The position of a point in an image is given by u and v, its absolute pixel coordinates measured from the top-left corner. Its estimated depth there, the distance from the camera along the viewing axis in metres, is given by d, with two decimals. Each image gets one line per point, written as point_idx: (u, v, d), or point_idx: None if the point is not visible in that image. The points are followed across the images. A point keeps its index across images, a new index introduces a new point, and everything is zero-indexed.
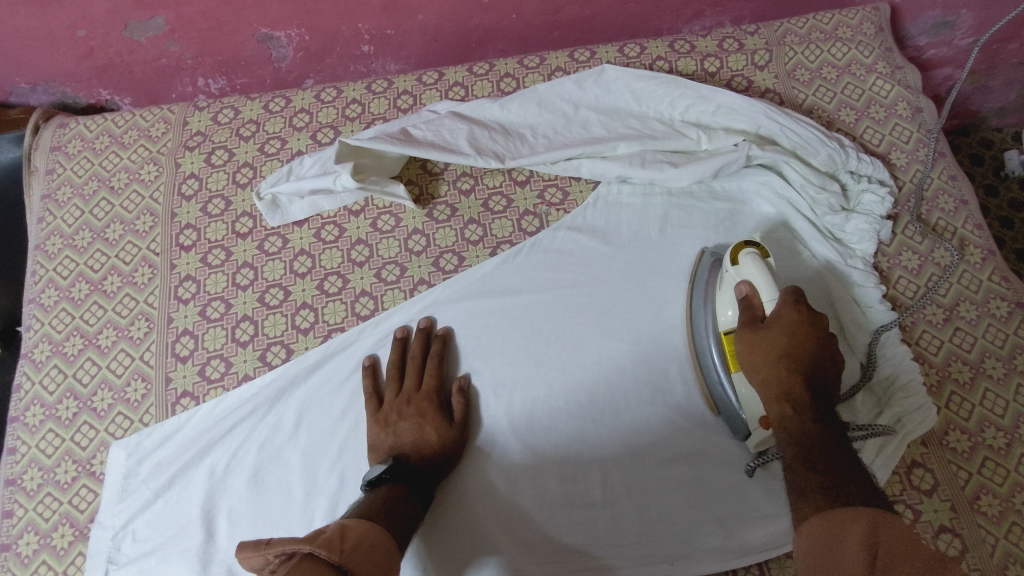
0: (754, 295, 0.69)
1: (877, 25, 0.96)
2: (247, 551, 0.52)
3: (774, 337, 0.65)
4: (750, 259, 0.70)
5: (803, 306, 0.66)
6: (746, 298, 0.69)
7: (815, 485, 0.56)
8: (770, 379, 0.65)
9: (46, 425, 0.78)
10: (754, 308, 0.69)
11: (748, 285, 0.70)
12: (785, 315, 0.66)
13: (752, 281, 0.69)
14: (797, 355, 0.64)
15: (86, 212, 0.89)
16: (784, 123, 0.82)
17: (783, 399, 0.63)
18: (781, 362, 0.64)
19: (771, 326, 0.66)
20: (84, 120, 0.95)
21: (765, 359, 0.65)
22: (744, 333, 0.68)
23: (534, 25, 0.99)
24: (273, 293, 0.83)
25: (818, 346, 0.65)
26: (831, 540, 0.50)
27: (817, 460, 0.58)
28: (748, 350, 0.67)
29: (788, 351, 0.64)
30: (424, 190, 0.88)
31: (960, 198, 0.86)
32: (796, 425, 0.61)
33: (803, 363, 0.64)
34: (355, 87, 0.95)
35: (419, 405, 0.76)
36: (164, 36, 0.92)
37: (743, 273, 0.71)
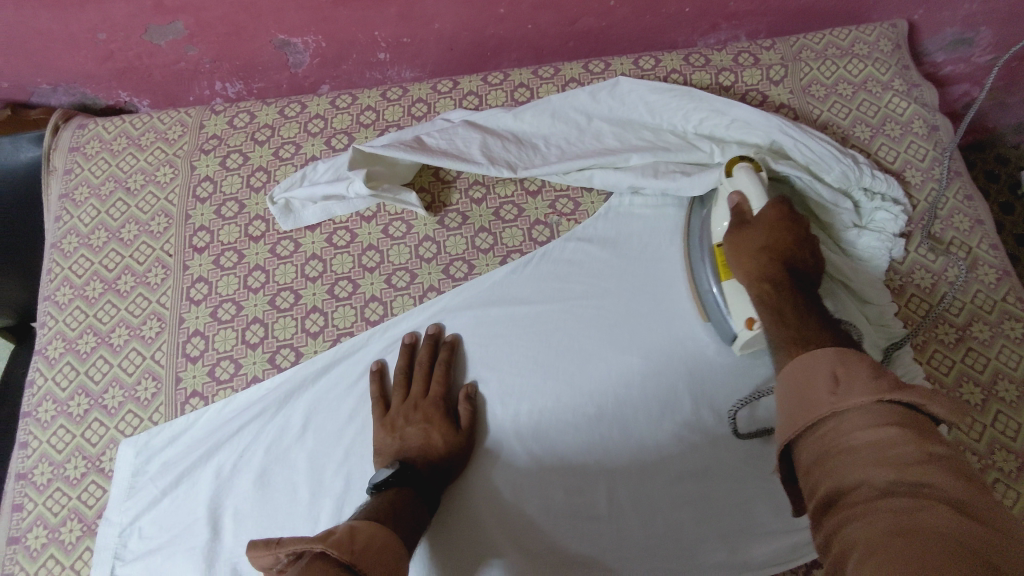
0: (745, 203, 0.71)
1: (893, 42, 0.96)
2: (258, 550, 0.56)
3: (758, 234, 0.68)
4: (743, 171, 0.73)
5: (786, 205, 0.68)
6: (736, 206, 0.72)
7: (792, 337, 0.58)
8: (753, 270, 0.67)
9: (57, 421, 0.79)
10: (745, 215, 0.71)
11: (740, 194, 0.72)
12: (767, 214, 0.68)
13: (743, 192, 0.72)
14: (779, 248, 0.67)
15: (102, 212, 0.90)
16: (797, 138, 0.82)
17: (764, 283, 0.65)
18: (762, 255, 0.67)
19: (755, 224, 0.69)
20: (103, 121, 0.97)
21: (749, 251, 0.68)
22: (732, 234, 0.70)
23: (549, 35, 1.00)
24: (284, 296, 0.83)
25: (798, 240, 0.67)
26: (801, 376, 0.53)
27: (789, 318, 0.60)
28: (734, 248, 0.70)
29: (770, 244, 0.67)
30: (436, 198, 0.89)
31: (976, 217, 0.85)
32: (775, 299, 0.63)
33: (785, 254, 0.66)
34: (370, 94, 0.96)
35: (426, 411, 0.76)
36: (183, 41, 0.94)
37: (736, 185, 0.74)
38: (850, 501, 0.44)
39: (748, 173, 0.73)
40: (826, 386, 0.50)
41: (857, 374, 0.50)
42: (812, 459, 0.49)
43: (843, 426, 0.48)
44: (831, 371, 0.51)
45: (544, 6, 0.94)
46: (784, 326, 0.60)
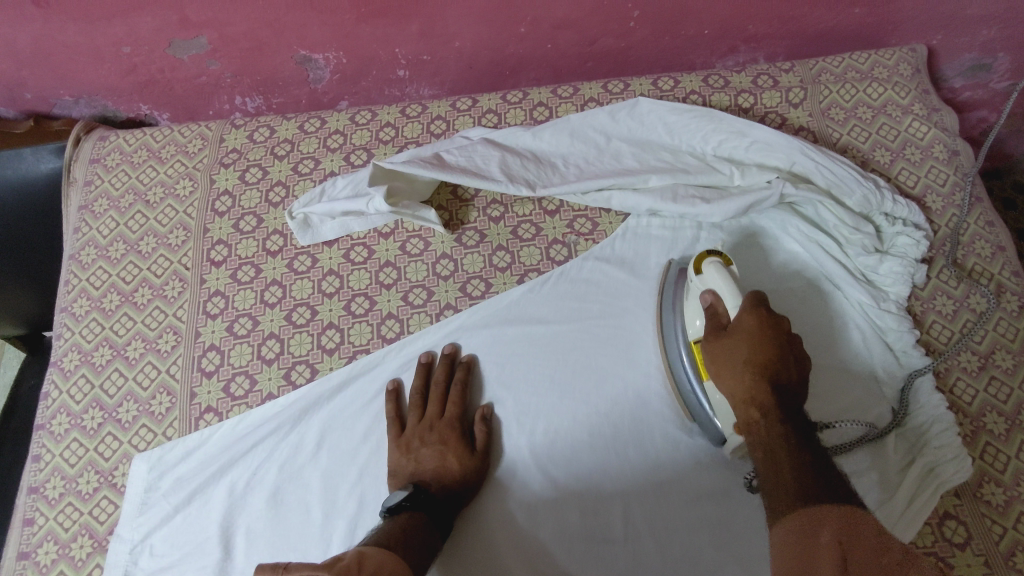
0: (719, 303, 0.69)
1: (913, 66, 0.96)
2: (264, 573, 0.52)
3: (737, 345, 0.65)
4: (713, 268, 0.70)
5: (761, 310, 0.65)
6: (711, 307, 0.69)
7: (784, 485, 0.56)
8: (737, 388, 0.65)
9: (71, 434, 0.79)
10: (719, 316, 0.68)
11: (713, 293, 0.70)
12: (745, 323, 0.66)
13: (715, 290, 0.69)
14: (760, 361, 0.64)
15: (121, 225, 0.90)
16: (819, 161, 0.82)
17: (750, 404, 0.63)
18: (745, 369, 0.64)
19: (734, 334, 0.66)
20: (124, 134, 0.97)
21: (731, 365, 0.65)
22: (709, 343, 0.68)
23: (568, 55, 1.00)
24: (301, 312, 0.83)
25: (780, 349, 0.64)
26: (803, 543, 0.50)
27: (784, 461, 0.58)
28: (716, 362, 0.67)
29: (754, 358, 0.64)
30: (454, 215, 0.89)
31: (997, 244, 0.84)
32: (766, 430, 0.61)
33: (770, 369, 0.63)
34: (389, 110, 0.96)
35: (442, 433, 0.75)
36: (206, 55, 0.94)
37: (707, 283, 0.71)
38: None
39: (717, 269, 0.70)
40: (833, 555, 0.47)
41: (862, 546, 0.47)
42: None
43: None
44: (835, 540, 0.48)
45: (564, 26, 0.95)
46: (781, 473, 0.58)
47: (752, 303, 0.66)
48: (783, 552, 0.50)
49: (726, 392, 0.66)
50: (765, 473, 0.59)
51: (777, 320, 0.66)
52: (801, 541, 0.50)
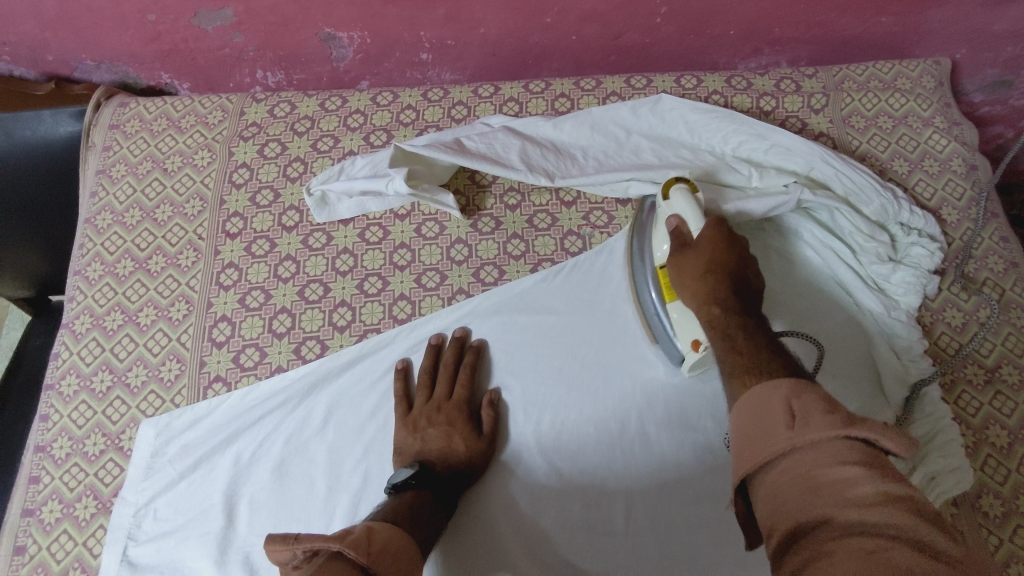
0: (684, 226, 0.71)
1: (936, 79, 0.96)
2: (275, 544, 0.53)
3: (699, 255, 0.67)
4: (680, 193, 0.73)
5: (723, 226, 0.68)
6: (676, 229, 0.71)
7: (740, 364, 0.55)
8: (699, 294, 0.64)
9: (80, 396, 0.79)
10: (683, 235, 0.70)
11: (678, 218, 0.72)
12: (706, 235, 0.68)
13: (680, 213, 0.72)
14: (723, 270, 0.65)
15: (138, 191, 0.91)
16: (838, 168, 0.82)
17: (711, 302, 0.63)
18: (710, 277, 0.64)
19: (695, 247, 0.68)
20: (144, 101, 0.97)
21: (692, 274, 0.66)
22: (674, 259, 0.69)
23: (592, 48, 1.00)
24: (314, 288, 0.83)
25: (740, 258, 0.66)
26: (756, 407, 0.49)
27: (740, 343, 0.57)
28: (677, 272, 0.68)
29: (717, 264, 0.65)
30: (471, 201, 0.89)
31: (1010, 260, 0.85)
32: (723, 320, 0.60)
33: (730, 273, 0.64)
34: (411, 93, 0.96)
35: (449, 415, 0.75)
36: (231, 27, 0.94)
37: (673, 208, 0.73)
38: (812, 545, 0.40)
39: (684, 194, 0.72)
40: (781, 420, 0.46)
41: (810, 409, 0.46)
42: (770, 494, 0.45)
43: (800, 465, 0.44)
44: (785, 405, 0.47)
45: (590, 18, 0.95)
46: (735, 351, 0.56)
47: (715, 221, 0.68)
48: (740, 415, 0.50)
49: (688, 302, 0.66)
50: (722, 357, 0.57)
51: (736, 235, 0.68)
52: (751, 409, 0.49)
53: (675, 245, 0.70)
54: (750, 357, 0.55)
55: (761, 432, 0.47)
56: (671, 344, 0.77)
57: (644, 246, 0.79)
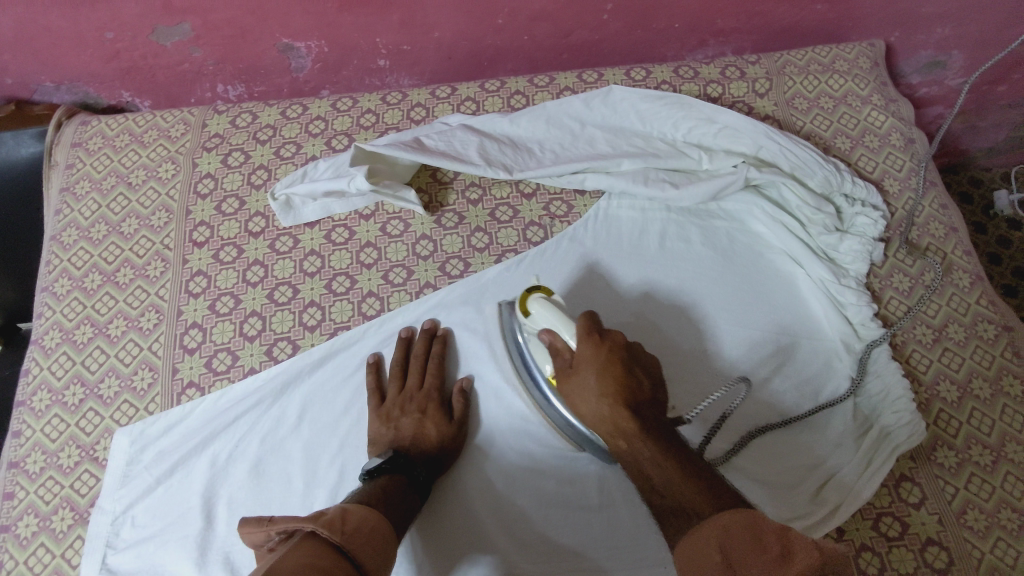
0: (557, 338, 0.71)
1: (872, 60, 1.01)
2: (250, 526, 0.55)
3: (586, 377, 0.66)
4: (538, 308, 0.73)
5: (593, 336, 0.68)
6: (552, 344, 0.71)
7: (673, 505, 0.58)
8: (603, 422, 0.65)
9: (52, 410, 0.79)
10: (561, 352, 0.70)
11: (547, 330, 0.72)
12: (585, 353, 0.67)
13: (551, 328, 0.71)
14: (611, 388, 0.65)
15: (102, 206, 0.91)
16: (782, 145, 0.86)
17: (619, 432, 0.63)
18: (603, 401, 0.65)
19: (578, 370, 0.67)
20: (106, 119, 0.98)
21: (588, 401, 0.66)
22: (564, 384, 0.69)
23: (545, 46, 1.04)
24: (283, 291, 0.85)
25: (625, 369, 0.65)
26: (696, 559, 0.52)
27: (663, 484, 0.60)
28: (576, 400, 0.67)
29: (607, 387, 0.65)
30: (433, 198, 0.91)
31: (950, 225, 0.89)
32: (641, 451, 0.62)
33: (622, 393, 0.64)
34: (370, 98, 0.98)
35: (421, 402, 0.77)
36: (189, 42, 0.96)
37: (538, 321, 0.73)
38: None
39: (543, 305, 0.72)
40: (720, 571, 0.49)
41: (746, 549, 0.50)
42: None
43: None
44: (721, 549, 0.50)
45: (540, 18, 0.98)
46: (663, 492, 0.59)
47: (585, 330, 0.69)
48: (680, 568, 0.53)
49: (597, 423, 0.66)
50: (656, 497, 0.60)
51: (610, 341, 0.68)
52: (693, 561, 0.52)
53: (559, 363, 0.70)
54: (676, 497, 0.58)
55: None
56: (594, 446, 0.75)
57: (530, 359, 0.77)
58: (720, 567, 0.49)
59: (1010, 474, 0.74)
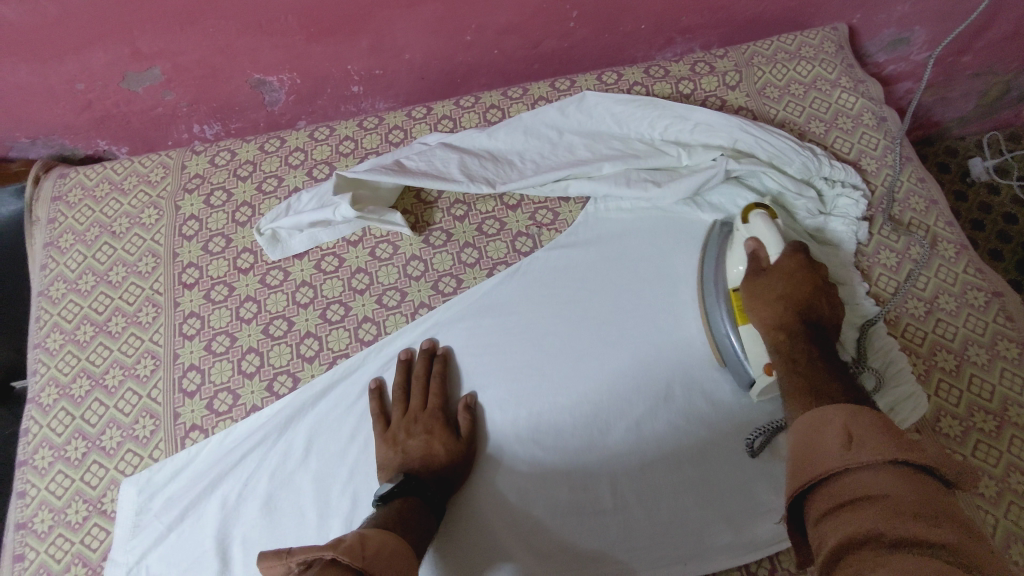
0: (762, 248, 0.74)
1: (837, 43, 1.03)
2: (269, 560, 0.54)
3: (774, 282, 0.72)
4: (759, 219, 0.77)
5: (801, 254, 0.72)
6: (753, 251, 0.75)
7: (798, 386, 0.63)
8: (768, 318, 0.71)
9: (55, 467, 0.79)
10: (760, 259, 0.74)
11: (756, 240, 0.75)
12: (785, 263, 0.72)
13: (759, 239, 0.75)
14: (797, 298, 0.70)
15: (88, 257, 0.91)
16: (758, 136, 0.87)
17: (779, 329, 0.69)
18: (780, 303, 0.70)
19: (773, 274, 0.72)
20: (84, 169, 0.98)
21: (765, 296, 0.71)
22: (748, 283, 0.74)
23: (515, 59, 1.05)
24: (278, 324, 0.85)
25: (815, 289, 0.70)
26: (815, 430, 0.55)
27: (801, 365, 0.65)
28: (751, 296, 0.73)
29: (789, 293, 0.70)
30: (420, 218, 0.91)
31: (930, 198, 0.91)
32: (790, 345, 0.67)
33: (802, 303, 0.70)
34: (347, 125, 0.99)
35: (427, 422, 0.77)
36: (160, 86, 0.96)
37: (752, 231, 0.77)
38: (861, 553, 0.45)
39: (764, 222, 0.76)
40: (837, 442, 0.52)
41: (869, 434, 0.52)
42: (826, 510, 0.51)
43: (852, 483, 0.50)
44: (843, 429, 0.53)
45: (508, 31, 0.99)
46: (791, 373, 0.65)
47: (793, 248, 0.73)
48: (796, 436, 0.56)
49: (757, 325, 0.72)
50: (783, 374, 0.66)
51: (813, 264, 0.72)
52: (811, 428, 0.55)
53: (752, 267, 0.75)
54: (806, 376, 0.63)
55: (819, 453, 0.53)
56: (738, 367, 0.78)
57: (718, 268, 0.81)
58: (843, 442, 0.52)
59: (1015, 437, 0.75)
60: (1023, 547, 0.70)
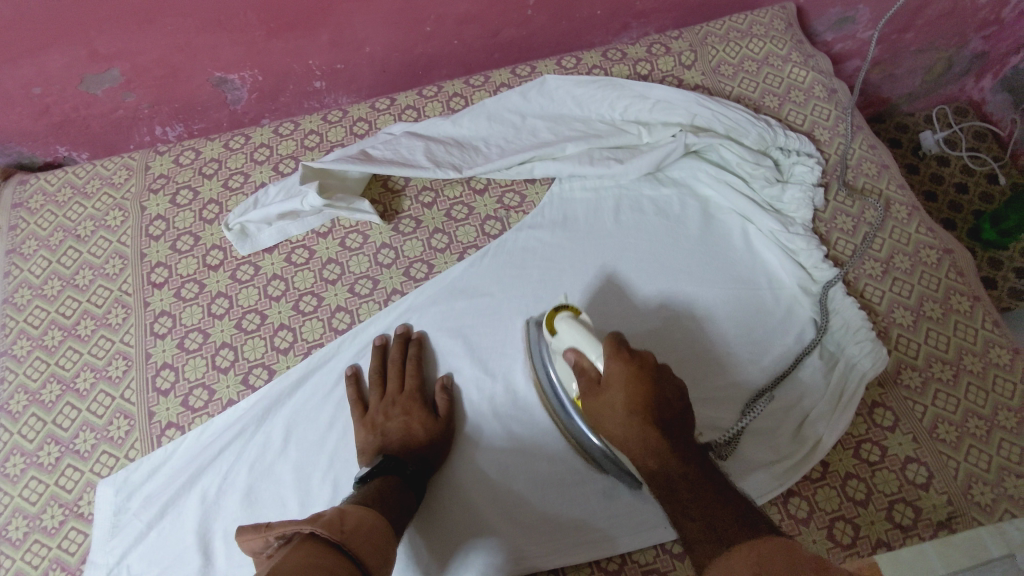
0: (583, 357, 0.68)
1: (786, 21, 1.06)
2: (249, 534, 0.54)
3: (614, 396, 0.64)
4: (567, 327, 0.70)
5: (624, 353, 0.65)
6: (578, 365, 0.68)
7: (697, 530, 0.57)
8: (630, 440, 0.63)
9: (28, 473, 0.77)
10: (587, 371, 0.67)
11: (574, 350, 0.69)
12: (615, 370, 0.64)
13: (575, 345, 0.68)
14: (642, 408, 0.63)
15: (53, 262, 0.90)
16: (714, 110, 0.90)
17: (647, 452, 0.62)
18: (634, 417, 0.63)
19: (608, 388, 0.65)
20: (44, 175, 0.96)
21: (617, 420, 0.64)
22: (590, 403, 0.66)
23: (476, 48, 1.06)
24: (250, 318, 0.84)
25: (655, 388, 0.64)
26: None
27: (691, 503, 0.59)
28: (598, 417, 0.66)
29: (634, 405, 0.63)
30: (388, 206, 0.92)
31: (881, 163, 0.94)
32: (666, 473, 0.61)
33: (653, 408, 0.63)
34: (312, 119, 0.99)
35: (405, 404, 0.77)
36: (120, 87, 0.96)
37: (565, 341, 0.70)
38: None
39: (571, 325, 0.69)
40: None
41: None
42: None
43: None
44: None
45: (468, 20, 1.00)
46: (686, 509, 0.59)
47: (613, 349, 0.66)
48: None
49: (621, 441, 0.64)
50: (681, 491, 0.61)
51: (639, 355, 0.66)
52: None
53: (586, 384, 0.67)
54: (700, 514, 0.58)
55: None
56: (612, 463, 0.73)
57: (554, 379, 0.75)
58: None
59: (971, 384, 0.78)
60: (984, 487, 0.73)
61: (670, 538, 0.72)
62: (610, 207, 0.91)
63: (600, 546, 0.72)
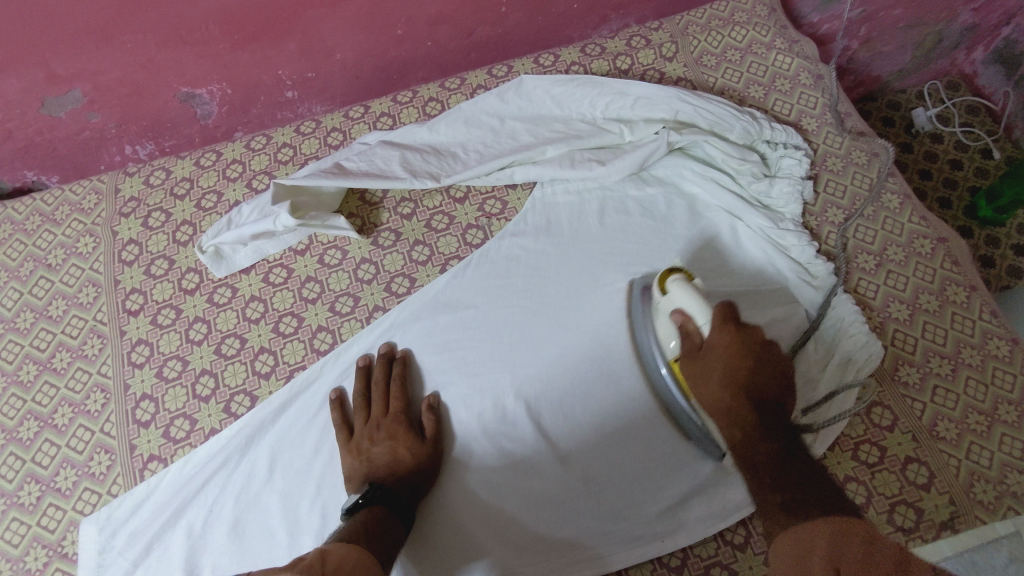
0: (690, 320, 0.69)
1: (768, 5, 1.02)
2: None
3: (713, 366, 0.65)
4: (678, 288, 0.71)
5: (729, 324, 0.66)
6: (681, 326, 0.70)
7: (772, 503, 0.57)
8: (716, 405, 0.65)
9: (9, 514, 0.75)
10: (692, 334, 0.69)
11: (680, 312, 0.70)
12: (720, 339, 0.66)
13: (683, 307, 0.70)
14: (741, 379, 0.63)
15: (25, 294, 0.87)
16: (697, 105, 0.88)
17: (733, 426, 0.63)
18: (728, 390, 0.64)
19: (708, 354, 0.66)
20: (11, 203, 0.94)
21: (711, 388, 0.65)
22: (688, 367, 0.68)
23: (450, 50, 1.03)
24: (230, 343, 0.82)
25: (756, 364, 0.64)
26: None
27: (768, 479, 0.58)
28: (695, 381, 0.67)
29: (731, 376, 0.64)
30: (366, 220, 0.89)
31: (871, 151, 0.91)
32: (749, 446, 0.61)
33: (748, 385, 0.63)
34: (284, 131, 0.96)
35: (389, 428, 0.75)
36: (84, 108, 0.93)
37: (675, 301, 0.72)
38: None
39: (683, 288, 0.71)
40: None
41: None
42: None
43: None
44: None
45: (440, 21, 0.97)
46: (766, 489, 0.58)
47: (720, 319, 0.66)
48: None
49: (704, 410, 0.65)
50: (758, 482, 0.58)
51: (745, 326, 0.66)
52: None
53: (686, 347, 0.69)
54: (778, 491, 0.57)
55: None
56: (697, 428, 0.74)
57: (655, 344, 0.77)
58: None
59: (970, 377, 0.76)
60: (987, 485, 0.71)
61: (666, 552, 0.71)
62: (594, 210, 0.88)
63: (595, 563, 0.72)
